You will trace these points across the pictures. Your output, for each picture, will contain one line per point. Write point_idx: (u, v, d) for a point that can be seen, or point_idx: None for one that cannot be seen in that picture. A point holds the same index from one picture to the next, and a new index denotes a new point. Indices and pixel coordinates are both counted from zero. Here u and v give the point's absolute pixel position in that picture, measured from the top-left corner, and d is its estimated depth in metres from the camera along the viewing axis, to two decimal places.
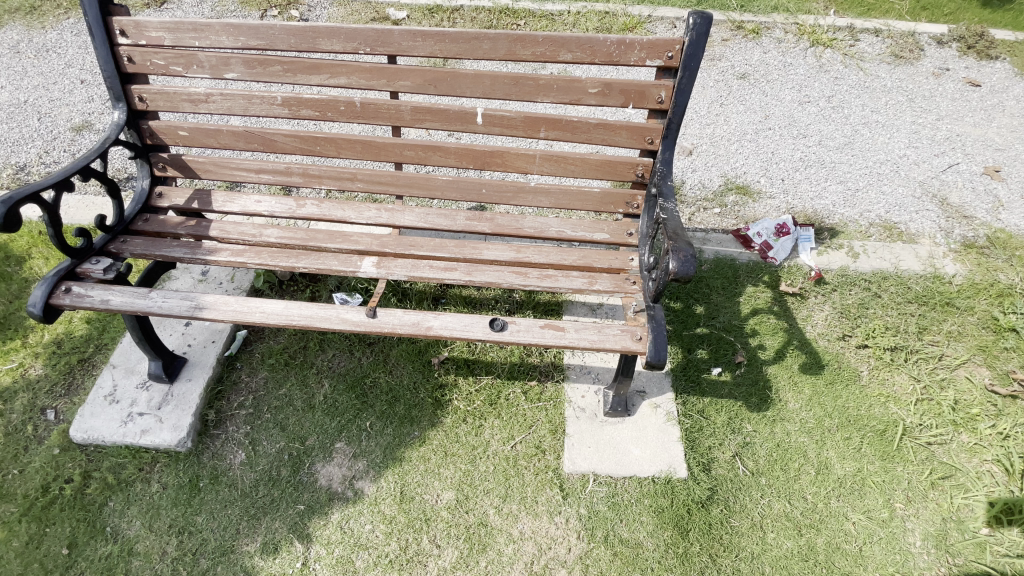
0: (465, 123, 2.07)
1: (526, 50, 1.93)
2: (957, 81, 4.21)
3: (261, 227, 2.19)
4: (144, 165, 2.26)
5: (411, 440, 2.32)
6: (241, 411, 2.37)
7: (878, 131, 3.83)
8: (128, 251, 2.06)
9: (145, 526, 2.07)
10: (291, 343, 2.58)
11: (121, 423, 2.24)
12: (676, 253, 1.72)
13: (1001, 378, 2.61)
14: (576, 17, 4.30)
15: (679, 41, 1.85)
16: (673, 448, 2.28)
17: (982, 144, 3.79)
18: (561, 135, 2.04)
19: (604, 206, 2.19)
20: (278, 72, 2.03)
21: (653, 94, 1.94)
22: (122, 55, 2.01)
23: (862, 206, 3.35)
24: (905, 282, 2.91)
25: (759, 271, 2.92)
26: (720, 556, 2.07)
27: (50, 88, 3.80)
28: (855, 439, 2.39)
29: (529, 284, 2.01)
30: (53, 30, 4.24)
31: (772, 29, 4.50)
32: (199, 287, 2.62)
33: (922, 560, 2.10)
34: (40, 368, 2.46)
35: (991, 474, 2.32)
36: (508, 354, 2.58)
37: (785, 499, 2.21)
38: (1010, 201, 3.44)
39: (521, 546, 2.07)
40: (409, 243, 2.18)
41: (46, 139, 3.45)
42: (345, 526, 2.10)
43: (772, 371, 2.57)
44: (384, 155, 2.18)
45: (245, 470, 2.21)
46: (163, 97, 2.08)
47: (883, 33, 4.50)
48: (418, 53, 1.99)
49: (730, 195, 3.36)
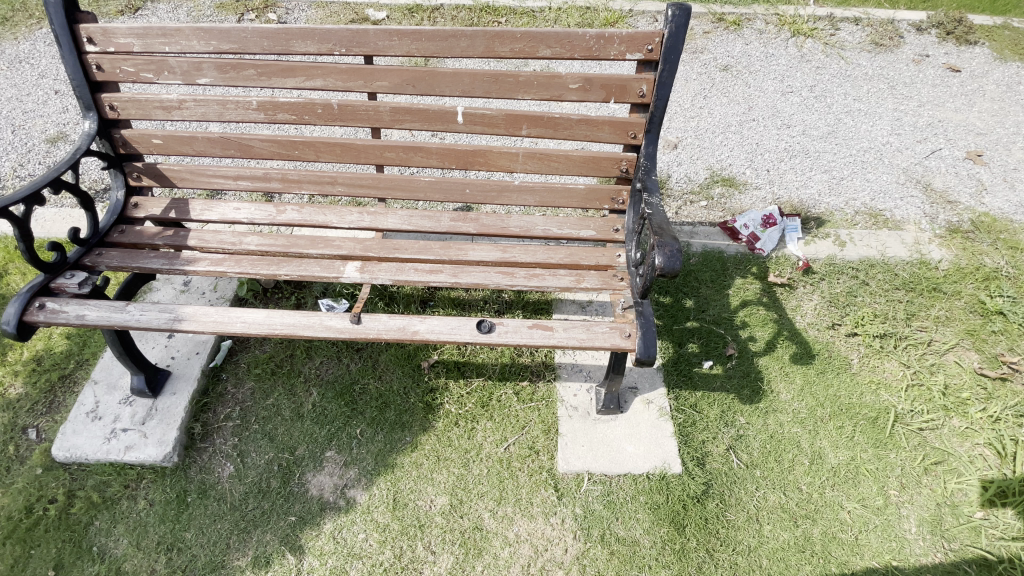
0: (445, 122, 2.04)
1: (504, 47, 1.91)
2: (937, 67, 4.23)
3: (241, 235, 2.15)
4: (119, 176, 2.20)
5: (402, 445, 2.29)
6: (228, 422, 2.32)
7: (861, 119, 3.85)
8: (104, 264, 2.00)
9: (133, 545, 2.03)
10: (278, 351, 2.54)
11: (104, 440, 2.19)
12: (662, 248, 1.70)
13: (990, 361, 2.62)
14: (557, 13, 4.28)
15: (658, 34, 1.84)
16: (667, 443, 2.28)
17: (964, 129, 3.81)
18: (544, 133, 2.02)
19: (590, 203, 2.17)
20: (252, 77, 1.98)
21: (634, 87, 1.92)
22: (90, 63, 1.96)
23: (847, 194, 3.36)
24: (892, 269, 2.91)
25: (747, 263, 2.92)
26: (718, 550, 2.06)
27: (24, 99, 3.72)
28: (847, 428, 2.39)
29: (516, 284, 1.98)
30: (25, 41, 4.15)
31: (753, 20, 4.50)
32: (181, 298, 2.58)
33: (917, 547, 2.11)
34: (20, 387, 2.41)
35: (982, 458, 2.33)
36: (498, 355, 2.56)
37: (781, 490, 2.21)
38: (993, 184, 3.47)
39: (517, 548, 2.05)
40: (393, 247, 2.14)
41: (21, 152, 3.37)
42: (338, 536, 2.06)
43: (763, 363, 2.56)
44: (364, 158, 2.13)
45: (234, 483, 2.17)
46: (135, 105, 2.03)
47: (863, 21, 4.53)
48: (395, 53, 1.95)
49: (716, 187, 3.35)
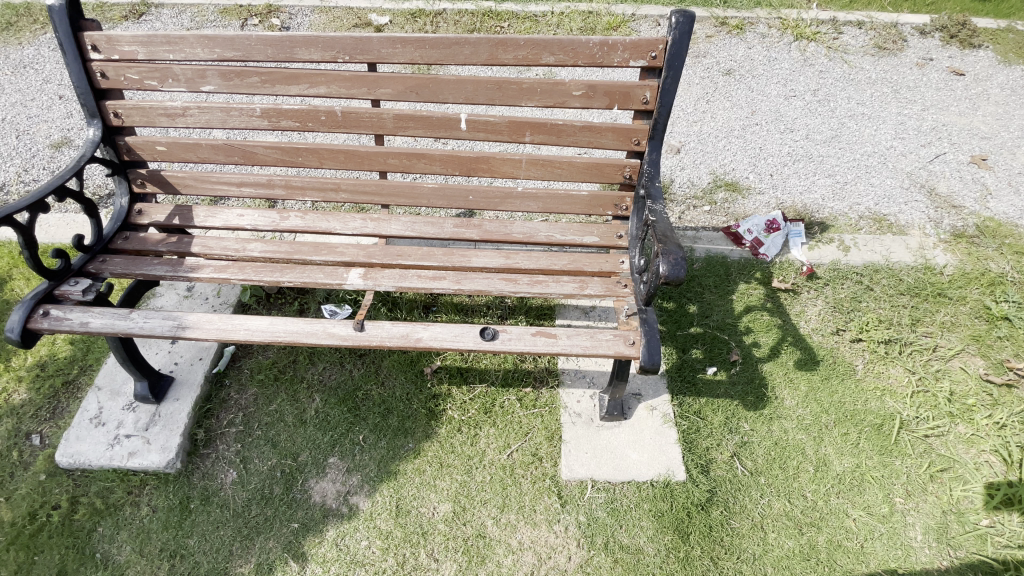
0: (449, 129, 2.04)
1: (507, 54, 1.90)
2: (941, 71, 4.22)
3: (244, 241, 2.15)
4: (123, 182, 2.21)
5: (405, 452, 2.28)
6: (231, 428, 2.32)
7: (865, 123, 3.83)
8: (109, 271, 2.01)
9: (136, 552, 2.03)
10: (280, 357, 2.53)
11: (108, 446, 2.18)
12: (667, 256, 1.69)
13: (996, 367, 2.61)
14: (560, 17, 4.29)
15: (662, 41, 1.83)
16: (671, 450, 2.26)
17: (968, 133, 3.80)
18: (547, 139, 2.02)
19: (593, 209, 2.16)
20: (256, 84, 1.99)
21: (638, 95, 1.91)
22: (95, 71, 1.96)
23: (851, 199, 3.35)
24: (897, 274, 2.90)
25: (751, 268, 2.91)
26: (722, 558, 2.05)
27: (29, 104, 3.74)
28: (852, 435, 2.38)
29: (519, 290, 1.98)
30: (30, 46, 4.17)
31: (756, 24, 4.49)
32: (185, 304, 2.59)
33: (923, 555, 2.09)
34: (24, 393, 2.41)
35: (989, 465, 2.32)
36: (501, 362, 2.55)
37: (785, 498, 2.20)
38: (998, 188, 3.45)
39: (520, 556, 2.04)
40: (397, 253, 2.14)
41: (25, 158, 3.38)
42: (340, 543, 2.06)
43: (768, 369, 2.55)
44: (367, 165, 2.13)
45: (237, 490, 2.17)
46: (139, 112, 2.04)
47: (866, 25, 4.52)
48: (397, 60, 1.95)
49: (719, 192, 3.35)
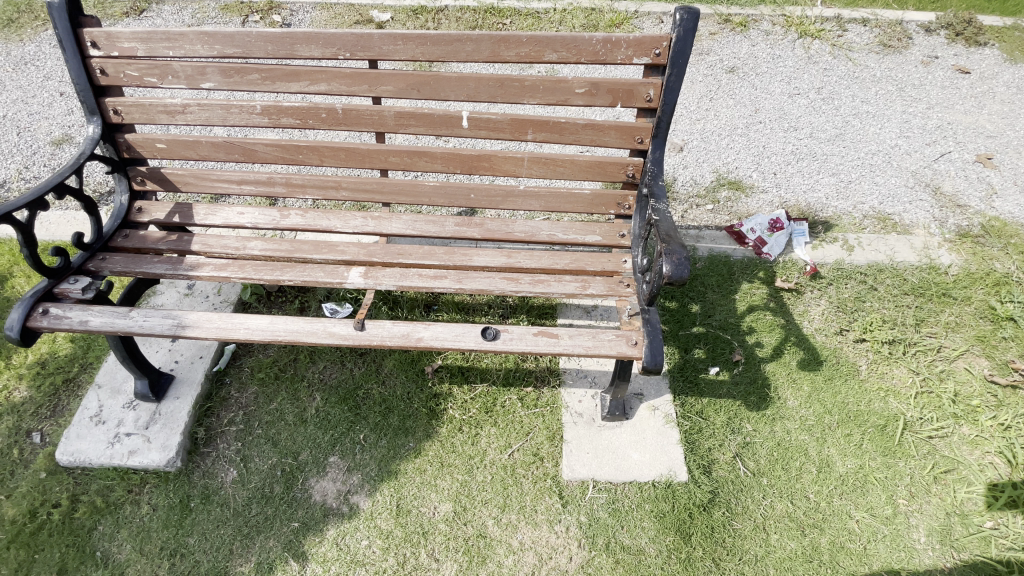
0: (450, 127, 2.02)
1: (510, 51, 1.88)
2: (946, 69, 4.19)
3: (245, 239, 2.14)
4: (122, 180, 2.20)
5: (406, 451, 2.27)
6: (231, 427, 2.32)
7: (869, 122, 3.81)
8: (108, 269, 2.00)
9: (136, 550, 2.03)
10: (281, 355, 2.52)
11: (108, 444, 2.18)
12: (669, 256, 1.68)
13: (1001, 368, 2.59)
14: (562, 14, 4.26)
15: (666, 38, 1.81)
16: (673, 451, 2.25)
17: (973, 132, 3.77)
18: (549, 137, 2.00)
19: (596, 208, 2.14)
20: (256, 81, 1.98)
21: (641, 92, 1.90)
22: (94, 67, 1.95)
23: (855, 198, 3.33)
24: (901, 274, 2.88)
25: (753, 268, 2.89)
26: (724, 559, 2.04)
27: (30, 101, 3.73)
28: (855, 436, 2.36)
29: (521, 289, 1.96)
30: (30, 43, 4.16)
31: (760, 21, 4.46)
32: (186, 302, 2.58)
33: (927, 557, 2.08)
34: (24, 390, 2.40)
35: (993, 467, 2.30)
36: (502, 361, 2.54)
37: (788, 499, 2.18)
38: (1003, 188, 3.43)
39: (521, 557, 2.03)
40: (397, 252, 2.12)
41: (25, 155, 3.37)
42: (340, 543, 2.05)
43: (771, 369, 2.54)
44: (368, 163, 2.11)
45: (237, 489, 2.16)
46: (139, 109, 2.03)
47: (870, 22, 4.50)
48: (399, 57, 1.93)
49: (722, 190, 3.33)
